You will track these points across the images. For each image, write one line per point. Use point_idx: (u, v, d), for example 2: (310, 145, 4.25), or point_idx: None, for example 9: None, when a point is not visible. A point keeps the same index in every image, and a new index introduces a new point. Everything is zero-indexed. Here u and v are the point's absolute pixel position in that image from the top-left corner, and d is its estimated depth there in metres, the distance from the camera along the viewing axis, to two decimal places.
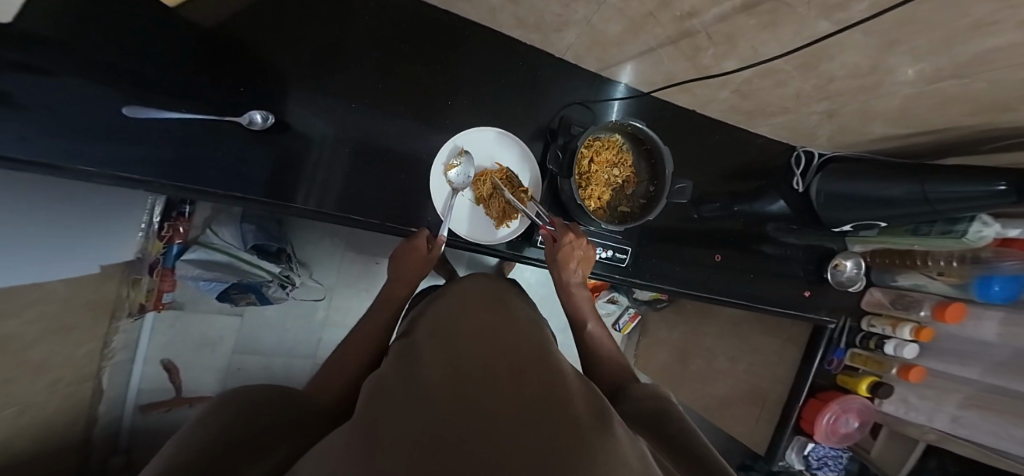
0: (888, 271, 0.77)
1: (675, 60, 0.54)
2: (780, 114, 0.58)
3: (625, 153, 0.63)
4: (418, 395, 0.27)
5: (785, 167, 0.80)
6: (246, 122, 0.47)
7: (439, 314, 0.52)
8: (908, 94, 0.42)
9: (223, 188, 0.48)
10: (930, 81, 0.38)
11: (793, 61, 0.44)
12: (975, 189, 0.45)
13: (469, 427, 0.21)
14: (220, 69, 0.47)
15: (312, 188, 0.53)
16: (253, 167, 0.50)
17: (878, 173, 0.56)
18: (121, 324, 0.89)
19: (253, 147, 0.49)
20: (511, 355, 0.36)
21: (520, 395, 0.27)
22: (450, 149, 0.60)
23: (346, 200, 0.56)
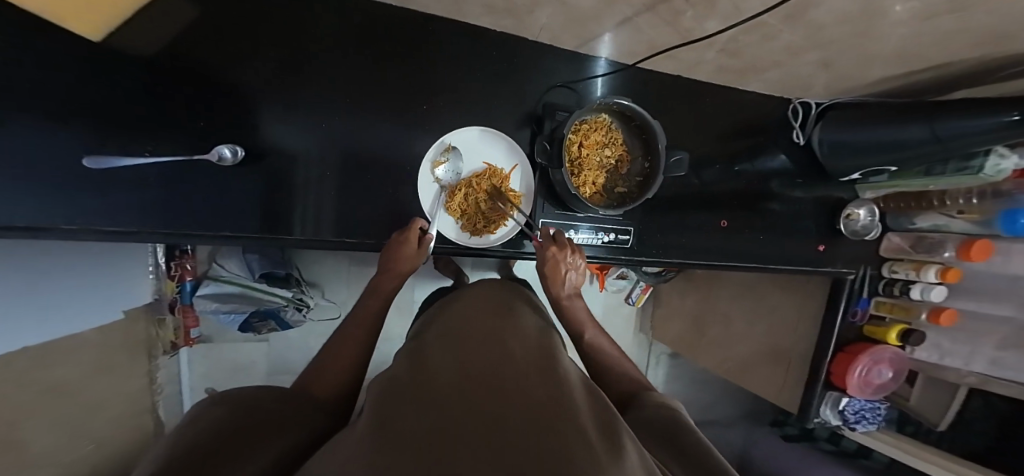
0: (904, 214, 0.74)
1: (655, 27, 0.51)
2: (772, 69, 0.55)
3: (614, 132, 0.61)
4: (425, 397, 0.27)
5: (783, 120, 0.77)
6: (216, 158, 0.46)
7: (440, 320, 0.53)
8: (905, 32, 0.39)
9: (215, 227, 0.49)
10: (928, 16, 0.36)
11: (779, 13, 0.41)
12: (986, 123, 0.44)
13: (473, 429, 0.21)
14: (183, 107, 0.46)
15: (299, 214, 0.54)
16: (239, 199, 0.50)
17: (882, 118, 0.54)
18: (160, 361, 0.94)
19: (233, 180, 0.49)
20: (519, 364, 0.36)
21: (525, 403, 0.27)
22: (439, 147, 0.59)
23: (341, 220, 0.56)
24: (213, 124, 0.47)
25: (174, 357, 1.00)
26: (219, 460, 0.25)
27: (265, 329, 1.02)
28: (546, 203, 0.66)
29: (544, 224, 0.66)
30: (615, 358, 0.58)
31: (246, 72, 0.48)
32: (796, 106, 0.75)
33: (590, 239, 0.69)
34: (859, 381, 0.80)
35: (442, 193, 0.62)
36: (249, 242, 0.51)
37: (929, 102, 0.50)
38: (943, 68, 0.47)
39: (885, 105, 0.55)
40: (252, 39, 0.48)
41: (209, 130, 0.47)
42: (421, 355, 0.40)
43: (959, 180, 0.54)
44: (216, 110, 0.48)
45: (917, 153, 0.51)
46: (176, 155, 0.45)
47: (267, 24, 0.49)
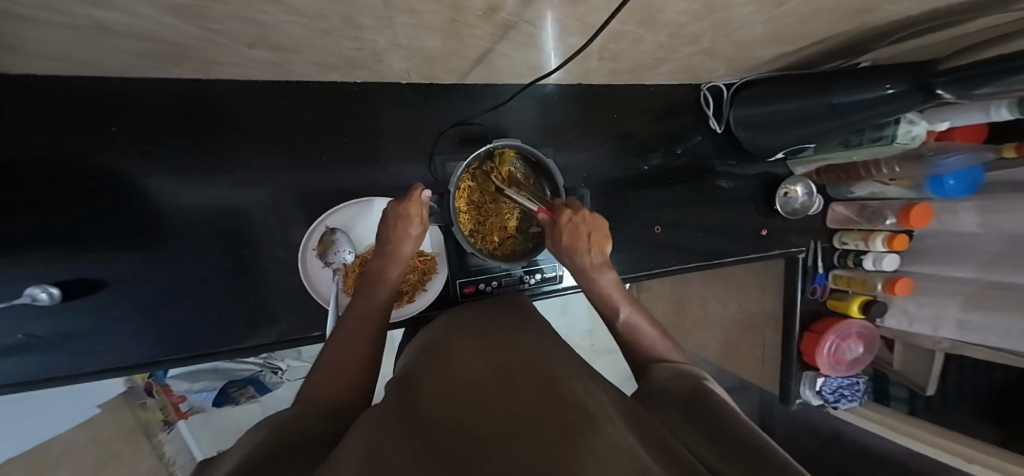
0: (841, 184, 0.72)
1: (519, 50, 0.47)
2: (662, 64, 0.51)
3: (517, 170, 0.58)
4: (432, 419, 0.29)
5: (696, 108, 0.72)
6: (30, 299, 0.48)
7: (431, 333, 0.53)
8: (765, 19, 0.34)
9: (76, 368, 0.53)
10: (776, 5, 0.31)
11: (630, 21, 0.37)
12: (868, 97, 0.42)
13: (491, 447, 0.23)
14: (65, 224, 0.50)
15: (159, 335, 0.57)
16: (87, 337, 0.54)
17: (788, 89, 0.51)
18: (161, 438, 1.01)
19: (74, 315, 0.53)
20: (509, 369, 0.38)
21: (526, 410, 0.29)
22: (322, 233, 0.60)
23: (215, 327, 0.60)
24: (99, 230, 0.52)
25: (172, 429, 1.03)
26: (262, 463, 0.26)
27: (244, 397, 1.07)
28: (461, 261, 0.63)
29: (462, 284, 0.63)
30: (657, 342, 0.50)
31: (113, 186, 0.52)
32: (706, 92, 0.70)
33: (512, 284, 0.65)
34: (829, 358, 0.80)
35: (338, 277, 0.63)
36: (121, 370, 0.56)
37: (833, 71, 0.46)
38: (833, 35, 0.42)
39: (795, 76, 0.52)
40: (126, 134, 0.52)
41: (94, 235, 0.52)
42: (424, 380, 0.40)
43: (875, 149, 0.51)
44: (90, 227, 0.52)
45: (821, 127, 0.49)
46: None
47: (127, 144, 0.52)
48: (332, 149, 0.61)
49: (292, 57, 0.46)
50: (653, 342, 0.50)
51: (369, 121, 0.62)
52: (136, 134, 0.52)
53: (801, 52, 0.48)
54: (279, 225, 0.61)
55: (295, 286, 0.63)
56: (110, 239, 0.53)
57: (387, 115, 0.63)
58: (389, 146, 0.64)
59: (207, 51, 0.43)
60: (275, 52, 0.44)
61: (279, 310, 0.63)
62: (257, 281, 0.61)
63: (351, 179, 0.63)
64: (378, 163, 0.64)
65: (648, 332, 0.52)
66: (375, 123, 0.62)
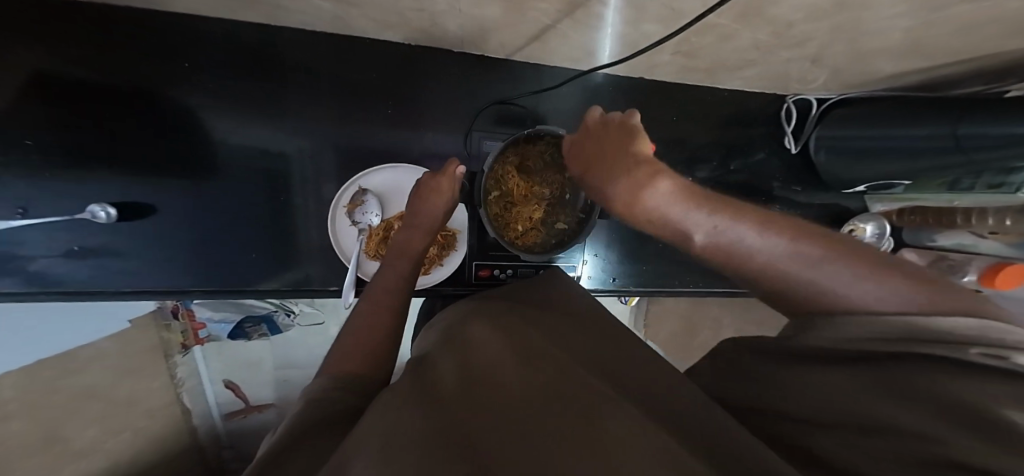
0: (921, 229, 0.63)
1: (584, 33, 0.43)
2: (748, 66, 0.45)
3: (555, 160, 0.54)
4: (449, 404, 0.28)
5: (773, 122, 0.66)
6: (90, 215, 0.50)
7: (454, 312, 0.51)
8: (905, 26, 0.29)
9: (112, 286, 0.54)
10: (933, 8, 0.26)
11: (728, 13, 0.32)
12: (1018, 133, 0.35)
13: (515, 441, 0.22)
14: (120, 142, 0.51)
15: (181, 271, 0.57)
16: (127, 259, 0.54)
17: (900, 114, 0.45)
18: (177, 359, 1.05)
19: (113, 236, 0.53)
20: (529, 347, 0.36)
21: (549, 392, 0.28)
22: (353, 191, 0.58)
23: (236, 272, 0.59)
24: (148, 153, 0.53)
25: (187, 353, 1.07)
26: (285, 458, 0.25)
27: (257, 334, 1.12)
28: (482, 243, 0.60)
29: (478, 266, 0.60)
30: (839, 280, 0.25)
31: (178, 121, 0.53)
32: (789, 106, 0.63)
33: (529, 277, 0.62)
34: None
35: (362, 238, 0.60)
36: (152, 295, 0.56)
37: (956, 99, 0.41)
38: (978, 54, 0.35)
39: (901, 99, 0.47)
40: (185, 60, 0.52)
41: (142, 156, 0.52)
42: (425, 363, 0.38)
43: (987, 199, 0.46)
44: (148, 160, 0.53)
45: (935, 162, 0.43)
46: (58, 215, 0.50)
47: (193, 82, 0.52)
48: (374, 109, 0.59)
49: (352, 11, 0.43)
50: (809, 269, 0.27)
51: (416, 87, 0.59)
52: (209, 79, 0.53)
53: (927, 70, 0.41)
54: (311, 181, 0.60)
55: (318, 245, 0.62)
56: (155, 165, 0.53)
57: (433, 84, 0.60)
58: (432, 117, 0.61)
59: None
60: (338, 4, 0.41)
61: (294, 268, 0.61)
62: (280, 233, 0.60)
63: (390, 145, 0.61)
64: (416, 132, 0.61)
65: (797, 254, 0.28)
66: (420, 90, 0.60)
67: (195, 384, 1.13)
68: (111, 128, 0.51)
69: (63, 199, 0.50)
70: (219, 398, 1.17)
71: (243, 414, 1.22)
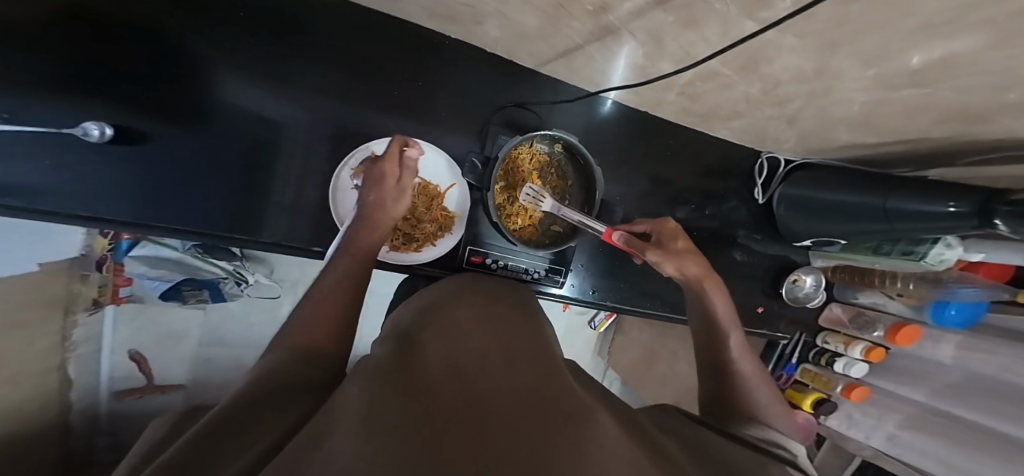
0: (848, 287, 0.76)
1: (611, 61, 0.49)
2: (736, 116, 0.55)
3: (561, 167, 0.58)
4: (430, 391, 0.25)
5: (747, 174, 0.75)
6: (80, 133, 0.45)
7: (433, 298, 0.50)
8: (862, 95, 0.38)
9: (68, 208, 0.47)
10: (886, 85, 0.35)
11: (731, 65, 0.39)
12: (926, 209, 0.45)
13: (503, 425, 0.21)
14: (144, 64, 0.48)
15: (157, 205, 0.52)
16: (94, 182, 0.48)
17: (844, 184, 0.55)
18: (77, 319, 0.89)
19: (94, 155, 0.48)
20: (512, 353, 0.35)
21: (533, 396, 0.27)
22: (365, 156, 0.58)
23: (217, 215, 0.55)
24: (169, 82, 0.50)
25: (95, 314, 0.95)
26: (233, 434, 0.21)
27: (195, 300, 1.03)
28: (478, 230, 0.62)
29: (471, 251, 0.61)
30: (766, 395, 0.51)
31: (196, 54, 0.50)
32: (763, 161, 0.73)
33: (517, 272, 0.63)
34: None
35: None
36: (113, 225, 0.50)
37: (889, 177, 0.51)
38: (909, 136, 0.46)
39: (844, 171, 0.57)
40: None
41: (160, 83, 0.49)
42: (405, 348, 0.36)
43: (903, 263, 0.56)
44: (170, 89, 0.50)
45: (866, 226, 0.52)
46: (46, 126, 0.44)
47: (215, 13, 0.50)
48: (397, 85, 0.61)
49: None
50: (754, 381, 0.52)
51: (441, 72, 0.62)
52: (233, 18, 0.51)
53: (870, 145, 0.52)
54: (313, 141, 0.59)
55: (307, 208, 0.60)
56: (172, 95, 0.50)
57: (458, 74, 0.63)
58: (449, 107, 0.64)
59: None
60: None
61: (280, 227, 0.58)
62: (268, 185, 0.57)
63: (406, 125, 0.62)
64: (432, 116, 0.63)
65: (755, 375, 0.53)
66: (447, 75, 0.62)
67: (89, 352, 0.95)
68: (134, 52, 0.48)
69: (51, 107, 0.44)
70: (116, 371, 1.01)
71: (140, 394, 1.05)
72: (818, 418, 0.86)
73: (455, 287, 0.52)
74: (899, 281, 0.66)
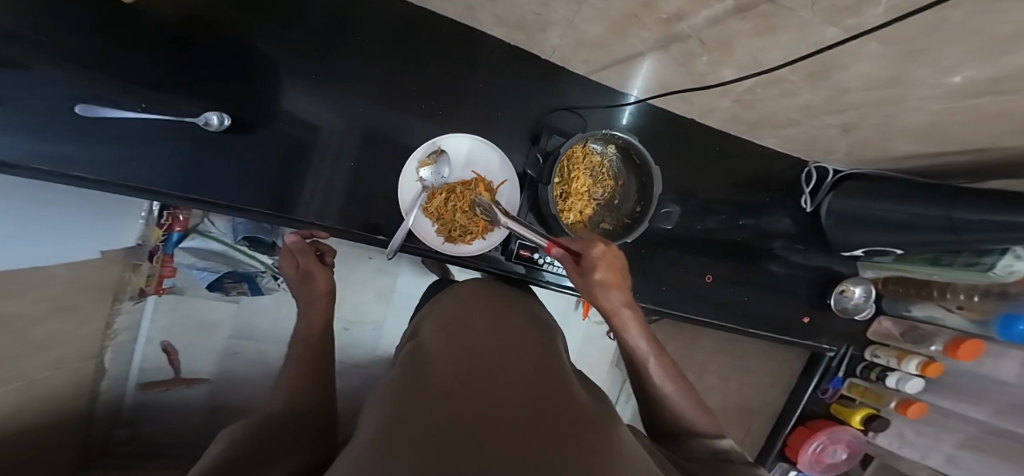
0: (900, 300, 0.75)
1: (669, 67, 0.50)
2: (789, 125, 0.55)
3: (614, 168, 0.60)
4: (425, 392, 0.26)
5: (793, 183, 0.75)
6: (202, 123, 0.49)
7: (449, 305, 0.51)
8: (933, 104, 0.39)
9: (173, 187, 0.50)
10: (963, 93, 0.35)
11: (800, 71, 0.40)
12: (1003, 222, 0.44)
13: (478, 421, 0.21)
14: (244, 64, 0.52)
15: (247, 189, 0.53)
16: (198, 166, 0.51)
17: (904, 195, 0.54)
18: (121, 307, 0.92)
19: (201, 141, 0.50)
20: (515, 357, 0.35)
21: (529, 397, 0.26)
22: (432, 149, 0.57)
23: (298, 200, 0.56)
24: (266, 79, 0.53)
25: (137, 303, 0.98)
26: None
27: (235, 292, 1.07)
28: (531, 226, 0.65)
29: (521, 246, 0.64)
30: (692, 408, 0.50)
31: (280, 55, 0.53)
32: (811, 170, 0.73)
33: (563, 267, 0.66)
34: (810, 456, 0.89)
35: (423, 194, 0.58)
36: (211, 206, 0.52)
37: (948, 188, 0.51)
38: (975, 145, 0.45)
39: (902, 182, 0.57)
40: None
41: (258, 80, 0.53)
42: (416, 355, 0.36)
43: (963, 274, 0.56)
44: (264, 87, 0.53)
45: (930, 237, 0.52)
46: (168, 114, 0.48)
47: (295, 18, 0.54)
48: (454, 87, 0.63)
49: (488, 2, 0.48)
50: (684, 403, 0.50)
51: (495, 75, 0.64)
52: (306, 21, 0.54)
53: (931, 154, 0.52)
54: (373, 138, 0.60)
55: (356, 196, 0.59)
56: (265, 93, 0.53)
57: (512, 77, 0.64)
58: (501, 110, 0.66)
59: None
60: None
61: (341, 219, 0.59)
62: (325, 177, 0.57)
63: (462, 125, 0.63)
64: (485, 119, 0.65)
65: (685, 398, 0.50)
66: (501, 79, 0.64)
67: (125, 341, 0.98)
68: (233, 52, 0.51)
69: (172, 99, 0.48)
70: (146, 362, 1.03)
71: (165, 387, 1.05)
72: (867, 433, 0.87)
73: (467, 294, 0.54)
74: (957, 293, 0.67)
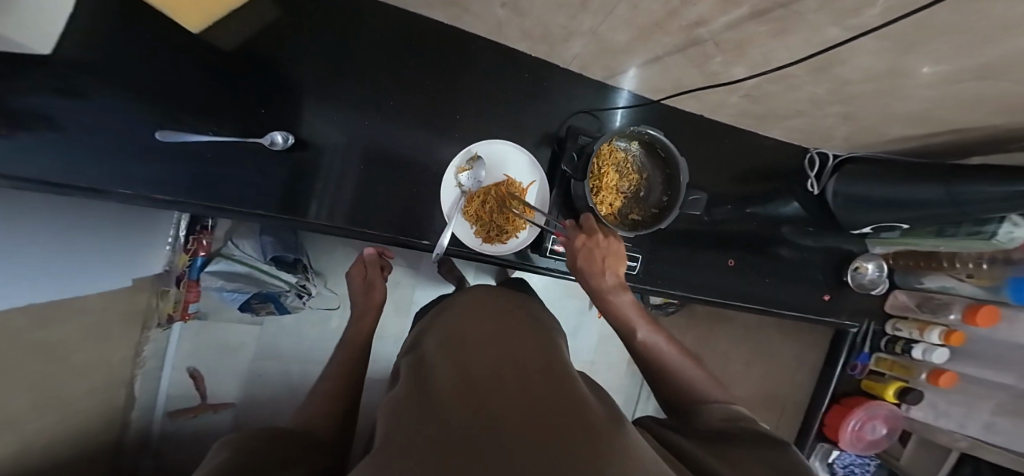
0: (910, 273, 0.79)
1: (682, 67, 0.54)
2: (794, 116, 0.59)
3: (639, 161, 0.64)
4: (428, 406, 0.28)
5: (797, 169, 0.79)
6: (269, 142, 0.53)
7: (448, 320, 0.54)
8: (928, 92, 0.43)
9: (239, 204, 0.54)
10: (952, 81, 0.39)
11: (806, 67, 0.44)
12: (994, 190, 0.46)
13: (475, 427, 0.22)
14: (287, 88, 0.55)
15: (305, 203, 0.58)
16: (260, 183, 0.55)
17: (903, 174, 0.57)
18: (150, 334, 0.94)
19: (263, 159, 0.55)
20: (516, 365, 0.36)
21: (529, 401, 0.28)
22: (468, 155, 0.62)
23: (346, 211, 0.61)
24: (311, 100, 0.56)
25: (165, 331, 1.00)
26: None
27: (264, 311, 1.06)
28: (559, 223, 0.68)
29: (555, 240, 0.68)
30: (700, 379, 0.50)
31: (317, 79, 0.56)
32: (812, 155, 0.77)
33: None
34: (851, 434, 0.90)
35: (462, 198, 0.63)
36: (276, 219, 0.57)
37: (939, 165, 0.54)
38: (964, 127, 0.50)
39: (899, 163, 0.59)
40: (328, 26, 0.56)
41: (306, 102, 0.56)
42: (423, 372, 0.38)
43: (971, 243, 0.60)
44: (313, 108, 0.57)
45: (935, 212, 0.55)
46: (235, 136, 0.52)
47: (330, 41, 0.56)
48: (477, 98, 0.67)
49: (517, 18, 0.52)
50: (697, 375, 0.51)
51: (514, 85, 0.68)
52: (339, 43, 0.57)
53: (922, 136, 0.56)
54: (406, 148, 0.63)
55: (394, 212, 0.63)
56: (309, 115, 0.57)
57: (532, 82, 0.68)
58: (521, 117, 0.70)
59: None
60: (512, 13, 0.50)
61: (380, 229, 0.63)
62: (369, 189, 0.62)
63: (490, 132, 0.67)
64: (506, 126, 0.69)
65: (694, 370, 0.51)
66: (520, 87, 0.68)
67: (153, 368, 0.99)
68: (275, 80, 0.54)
69: (234, 123, 0.52)
70: (173, 388, 1.05)
71: (193, 413, 1.06)
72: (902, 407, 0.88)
73: (464, 307, 0.57)
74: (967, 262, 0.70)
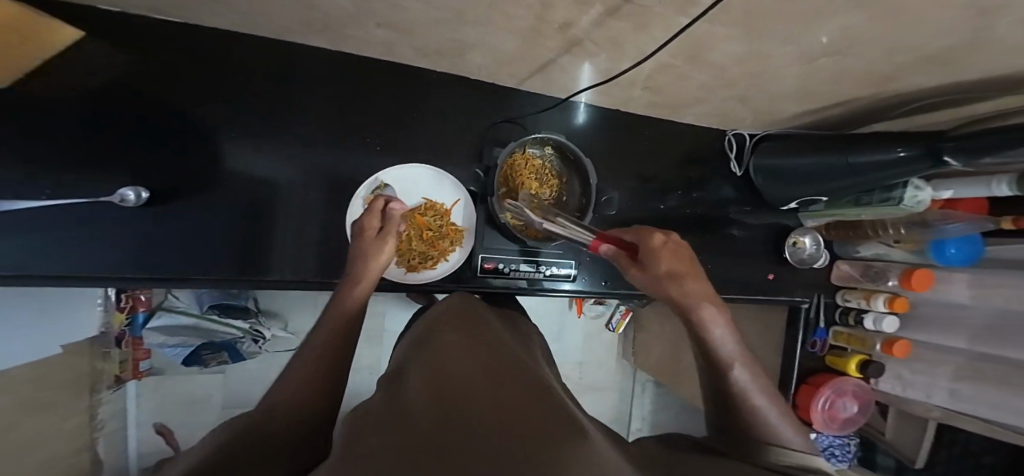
0: (848, 243, 0.81)
1: (577, 67, 0.54)
2: (698, 103, 0.59)
3: (552, 168, 0.64)
4: (396, 413, 0.20)
5: (721, 153, 0.79)
6: (119, 199, 0.50)
7: (417, 329, 0.47)
8: (799, 68, 0.42)
9: (115, 271, 0.53)
10: (813, 57, 0.39)
11: (678, 56, 0.44)
12: (882, 157, 0.48)
13: (437, 438, 0.15)
14: (167, 142, 0.53)
15: (201, 260, 0.57)
16: (132, 244, 0.53)
17: (809, 147, 0.58)
18: (102, 397, 0.92)
19: (134, 220, 0.53)
20: (502, 371, 0.29)
21: (515, 404, 0.21)
22: (376, 184, 0.62)
23: (245, 260, 0.59)
24: (198, 149, 0.55)
25: (117, 391, 0.98)
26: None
27: (214, 363, 1.03)
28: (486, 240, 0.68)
29: (484, 258, 0.68)
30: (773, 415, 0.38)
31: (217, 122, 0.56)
32: (730, 138, 0.78)
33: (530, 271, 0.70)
34: (823, 414, 0.84)
35: None
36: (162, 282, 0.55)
37: (839, 137, 0.54)
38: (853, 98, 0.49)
39: (810, 136, 0.59)
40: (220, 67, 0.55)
41: (187, 151, 0.55)
42: (390, 382, 0.31)
43: (885, 209, 0.58)
44: (192, 159, 0.55)
45: (839, 183, 0.55)
46: (85, 197, 0.50)
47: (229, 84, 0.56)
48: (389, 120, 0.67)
49: (406, 38, 0.52)
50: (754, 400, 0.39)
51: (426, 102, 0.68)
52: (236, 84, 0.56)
53: (817, 111, 0.55)
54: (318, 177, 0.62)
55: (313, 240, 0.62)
56: (195, 167, 0.55)
57: (445, 97, 0.67)
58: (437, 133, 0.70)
59: (343, 25, 0.48)
60: (396, 33, 0.50)
61: (300, 262, 0.62)
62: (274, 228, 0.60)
63: (411, 151, 0.66)
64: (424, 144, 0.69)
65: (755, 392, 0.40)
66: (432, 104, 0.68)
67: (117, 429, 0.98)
68: (164, 131, 0.53)
69: (92, 184, 0.50)
70: (143, 445, 1.04)
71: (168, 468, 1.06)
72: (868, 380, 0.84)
73: (437, 313, 0.50)
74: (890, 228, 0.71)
